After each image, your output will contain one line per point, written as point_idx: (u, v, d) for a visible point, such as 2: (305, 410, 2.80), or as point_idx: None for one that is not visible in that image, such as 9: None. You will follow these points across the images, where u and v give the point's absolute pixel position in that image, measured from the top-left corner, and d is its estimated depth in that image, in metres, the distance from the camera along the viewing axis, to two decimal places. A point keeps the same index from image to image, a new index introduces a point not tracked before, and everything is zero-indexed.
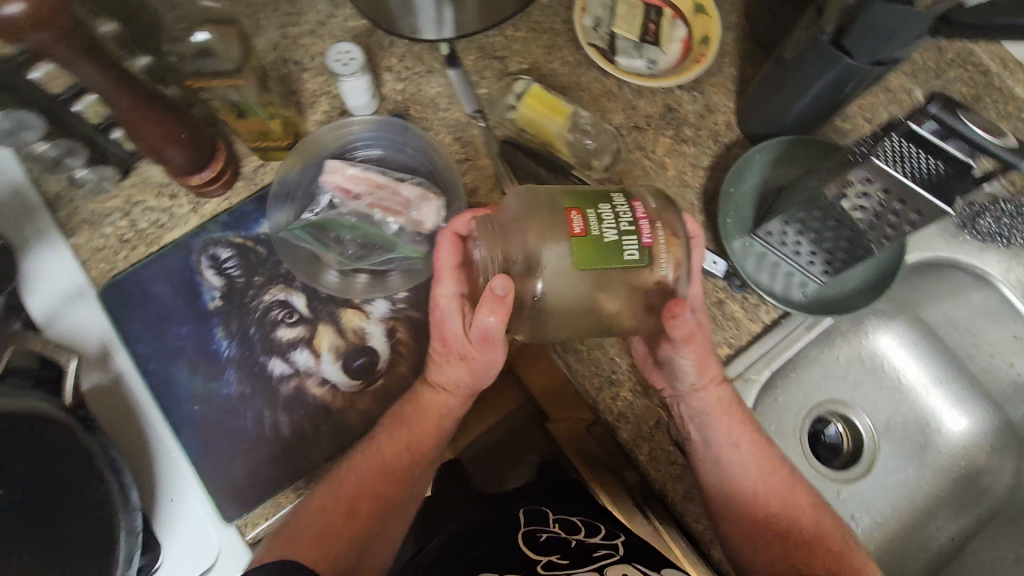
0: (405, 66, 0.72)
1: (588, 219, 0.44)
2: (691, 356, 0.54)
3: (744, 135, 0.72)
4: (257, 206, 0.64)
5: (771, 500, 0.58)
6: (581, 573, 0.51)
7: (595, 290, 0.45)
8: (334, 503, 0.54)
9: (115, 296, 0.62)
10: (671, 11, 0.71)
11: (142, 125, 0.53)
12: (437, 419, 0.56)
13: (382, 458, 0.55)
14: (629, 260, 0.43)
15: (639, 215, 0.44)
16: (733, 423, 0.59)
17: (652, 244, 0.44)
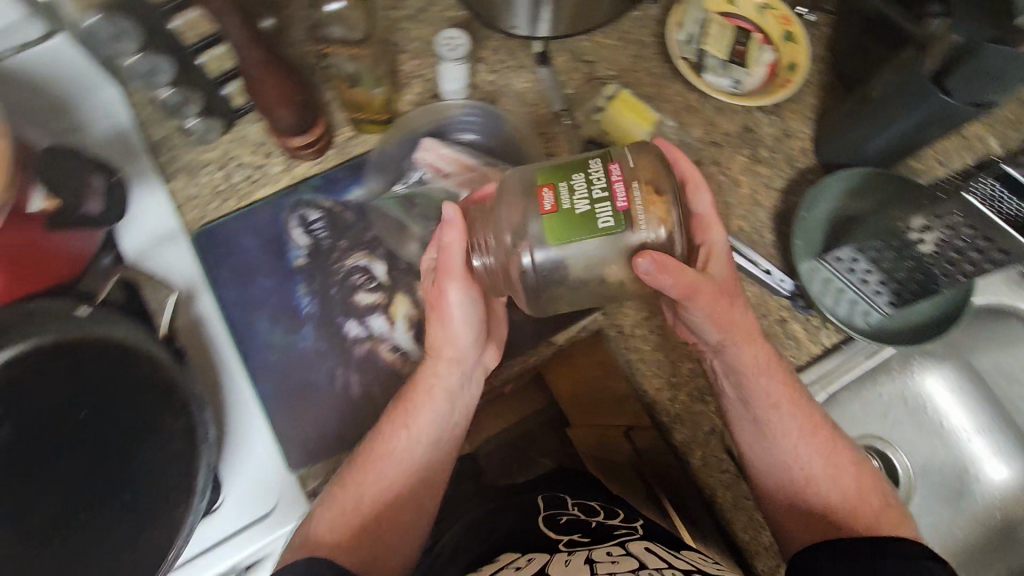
0: (498, 59, 0.74)
1: (559, 193, 0.46)
2: (705, 315, 0.55)
3: (818, 162, 0.74)
4: (349, 173, 0.66)
5: (812, 462, 0.60)
6: (604, 547, 0.55)
7: (575, 260, 0.46)
8: (347, 504, 0.56)
9: (207, 243, 0.65)
10: (760, 35, 0.74)
11: (263, 80, 0.57)
12: (430, 393, 0.58)
13: (391, 459, 0.57)
14: (604, 229, 0.45)
15: (613, 177, 0.46)
16: (772, 381, 0.60)
17: (628, 208, 0.45)
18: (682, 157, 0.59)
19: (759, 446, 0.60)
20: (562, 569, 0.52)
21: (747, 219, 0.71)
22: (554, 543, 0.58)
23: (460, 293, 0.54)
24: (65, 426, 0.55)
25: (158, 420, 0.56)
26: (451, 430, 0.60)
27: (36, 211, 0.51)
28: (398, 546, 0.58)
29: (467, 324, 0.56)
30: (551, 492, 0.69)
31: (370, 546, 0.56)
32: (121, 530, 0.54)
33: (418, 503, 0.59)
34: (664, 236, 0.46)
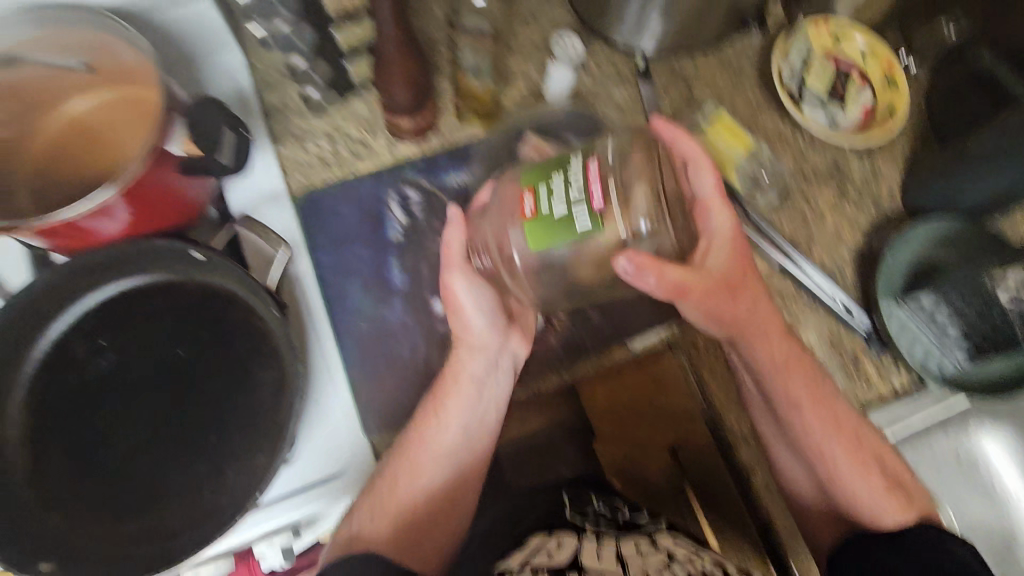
0: (600, 68, 0.76)
1: (539, 199, 0.47)
2: (696, 310, 0.58)
3: (905, 208, 0.74)
4: (449, 160, 0.70)
5: (839, 457, 0.62)
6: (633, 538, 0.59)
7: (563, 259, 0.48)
8: (387, 500, 0.60)
9: (308, 209, 0.67)
10: (860, 76, 0.75)
11: (396, 59, 0.59)
12: (457, 379, 0.62)
13: (426, 459, 0.61)
14: (582, 231, 0.45)
15: (589, 175, 0.45)
16: (798, 378, 0.62)
17: (603, 209, 0.45)
18: (682, 138, 0.58)
19: (780, 437, 0.65)
20: (596, 564, 0.54)
21: (831, 255, 0.72)
22: (581, 527, 0.60)
23: (463, 284, 0.61)
24: (163, 362, 0.58)
25: (250, 368, 0.59)
26: (484, 419, 0.64)
27: (172, 154, 0.54)
28: (448, 524, 0.63)
29: (478, 308, 0.62)
30: (577, 486, 0.68)
31: (410, 537, 0.60)
32: (201, 469, 0.57)
33: (451, 497, 0.63)
34: (643, 233, 0.48)
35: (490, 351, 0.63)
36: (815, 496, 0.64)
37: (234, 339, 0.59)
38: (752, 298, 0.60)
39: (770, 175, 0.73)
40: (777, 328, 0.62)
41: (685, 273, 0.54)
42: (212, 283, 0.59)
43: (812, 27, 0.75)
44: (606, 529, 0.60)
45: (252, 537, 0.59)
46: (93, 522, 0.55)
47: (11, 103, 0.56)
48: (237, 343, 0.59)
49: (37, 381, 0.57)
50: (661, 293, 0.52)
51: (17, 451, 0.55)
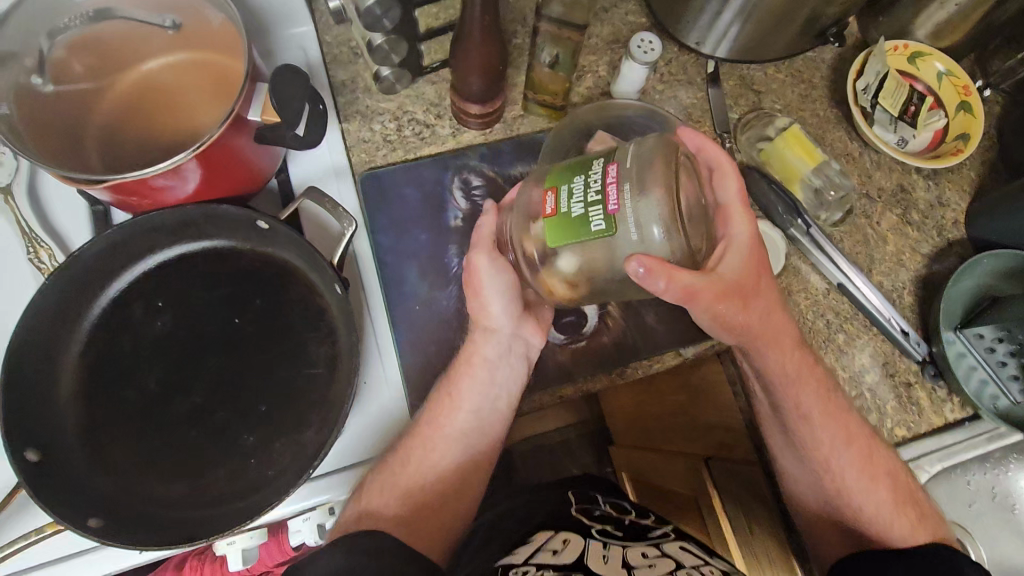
0: (670, 70, 0.75)
1: (558, 198, 0.45)
2: (707, 316, 0.54)
3: (968, 237, 0.73)
4: (514, 150, 0.69)
5: (845, 466, 0.62)
6: (638, 544, 0.54)
7: (578, 260, 0.46)
8: (397, 480, 0.57)
9: (372, 187, 0.67)
10: (933, 100, 0.73)
11: (476, 48, 0.57)
12: (471, 364, 0.59)
13: (438, 441, 0.58)
14: (595, 232, 0.43)
15: (608, 178, 0.43)
16: (805, 383, 0.61)
17: (618, 211, 0.42)
18: (709, 145, 0.56)
19: (793, 452, 0.64)
20: (602, 565, 0.49)
21: (889, 278, 0.71)
22: (586, 529, 0.57)
23: (488, 265, 0.56)
24: (215, 329, 0.58)
25: (305, 343, 0.58)
26: (496, 406, 0.60)
27: (250, 120, 0.54)
28: (455, 517, 0.58)
29: (499, 293, 0.58)
30: (583, 491, 0.68)
31: (421, 520, 0.56)
32: (248, 440, 0.56)
33: (458, 486, 0.59)
34: (660, 236, 0.43)
35: (506, 335, 0.60)
36: (812, 500, 0.64)
37: (268, 304, 0.59)
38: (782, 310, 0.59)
39: (836, 192, 0.72)
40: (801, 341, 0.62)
41: (697, 277, 0.47)
42: (252, 245, 0.59)
43: (890, 47, 0.73)
44: (612, 532, 0.56)
45: (288, 512, 0.58)
46: (140, 482, 0.54)
47: (93, 58, 0.56)
48: (271, 308, 0.59)
49: (94, 337, 0.57)
50: (671, 301, 0.46)
51: (72, 405, 0.56)
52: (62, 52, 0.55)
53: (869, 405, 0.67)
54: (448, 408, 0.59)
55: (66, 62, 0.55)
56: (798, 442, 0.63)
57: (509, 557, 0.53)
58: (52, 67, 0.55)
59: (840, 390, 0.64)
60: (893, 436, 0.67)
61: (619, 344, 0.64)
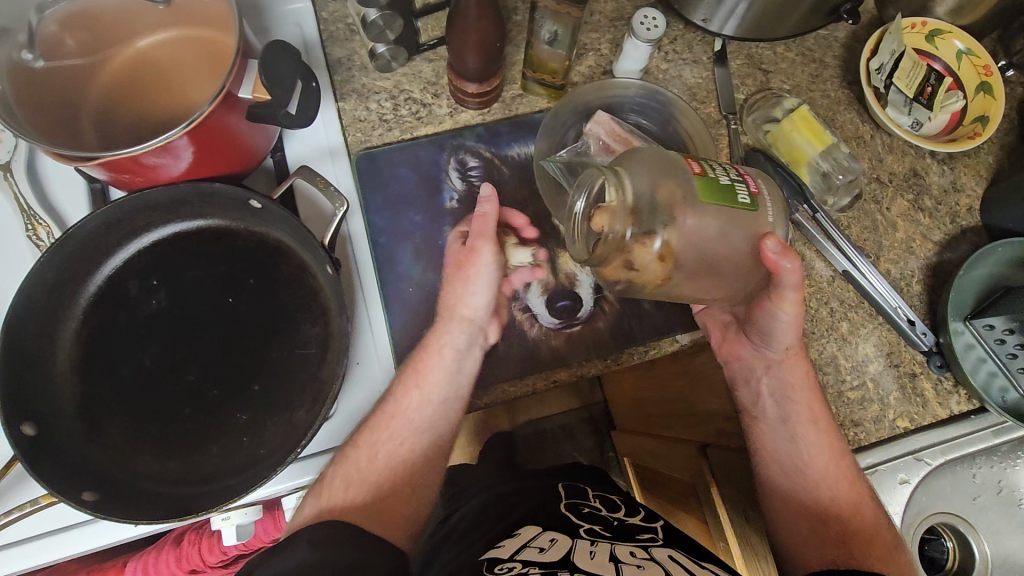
0: (675, 49, 0.73)
1: (704, 166, 0.48)
2: (791, 310, 0.56)
3: (981, 224, 0.70)
4: (511, 130, 0.68)
5: (817, 468, 0.61)
6: (624, 544, 0.54)
7: (714, 225, 0.47)
8: (358, 468, 0.55)
9: (367, 166, 0.66)
10: (952, 80, 0.70)
11: (472, 23, 0.56)
12: (439, 355, 0.58)
13: (398, 433, 0.57)
14: (745, 202, 0.47)
15: (741, 171, 0.50)
16: (811, 398, 0.62)
17: (758, 191, 0.49)
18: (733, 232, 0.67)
19: (776, 455, 0.62)
20: (587, 561, 0.49)
21: (897, 265, 0.69)
22: (573, 528, 0.57)
23: (490, 254, 0.58)
24: (209, 309, 0.58)
25: (297, 323, 0.58)
26: (455, 397, 0.58)
27: (241, 97, 0.53)
28: (409, 519, 0.56)
29: (489, 284, 0.59)
30: (573, 484, 0.71)
31: (393, 509, 0.55)
32: (241, 419, 0.56)
33: (428, 472, 0.58)
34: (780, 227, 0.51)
35: (475, 326, 0.59)
36: (795, 503, 0.61)
37: (255, 294, 0.59)
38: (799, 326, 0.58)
39: (845, 176, 0.69)
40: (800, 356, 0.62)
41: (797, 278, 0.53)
42: (244, 230, 0.59)
43: (906, 24, 0.69)
44: (600, 531, 0.56)
45: (280, 490, 0.59)
46: (135, 459, 0.55)
47: (85, 33, 0.55)
48: (258, 295, 0.59)
49: (91, 314, 0.58)
50: (786, 286, 0.52)
51: (69, 381, 0.56)
52: (54, 27, 0.54)
53: (871, 396, 0.66)
54: (423, 398, 0.57)
55: (58, 36, 0.54)
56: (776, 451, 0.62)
57: (494, 551, 0.54)
58: (44, 42, 0.54)
59: (828, 406, 0.63)
60: (894, 428, 0.65)
61: (615, 330, 0.64)
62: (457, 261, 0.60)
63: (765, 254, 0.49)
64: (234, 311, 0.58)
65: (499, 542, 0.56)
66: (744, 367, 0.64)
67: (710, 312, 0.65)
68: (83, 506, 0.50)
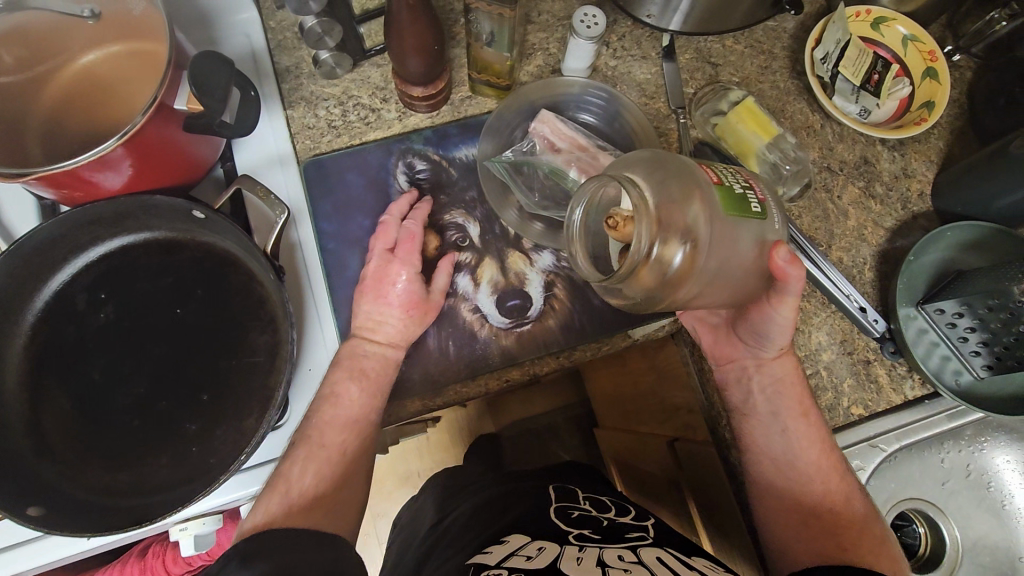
0: (623, 46, 0.73)
1: (718, 175, 0.49)
2: (789, 313, 0.56)
3: (934, 209, 0.70)
4: (459, 132, 0.68)
5: (803, 456, 0.60)
6: (614, 546, 0.55)
7: (730, 235, 0.48)
8: (292, 481, 0.52)
9: (315, 173, 0.66)
10: (898, 67, 0.70)
11: (409, 27, 0.56)
12: (378, 368, 0.58)
13: (336, 443, 0.55)
14: (756, 212, 0.49)
15: (745, 177, 0.51)
16: (796, 394, 0.61)
17: (764, 199, 0.50)
18: None
19: (762, 442, 0.61)
20: (574, 567, 0.50)
21: (849, 252, 0.69)
22: (562, 535, 0.57)
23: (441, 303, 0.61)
24: (160, 320, 0.58)
25: (246, 332, 0.58)
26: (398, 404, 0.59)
27: (177, 109, 0.53)
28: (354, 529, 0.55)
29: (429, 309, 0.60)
30: (563, 485, 0.71)
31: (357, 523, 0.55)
32: (190, 429, 0.57)
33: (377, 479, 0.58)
34: (783, 234, 0.53)
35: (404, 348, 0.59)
36: (777, 497, 0.60)
37: (210, 307, 0.59)
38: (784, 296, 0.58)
39: (793, 166, 0.70)
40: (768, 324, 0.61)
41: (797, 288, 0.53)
42: (193, 242, 0.60)
43: (850, 14, 0.70)
44: (590, 537, 0.56)
45: (237, 499, 0.59)
46: (84, 473, 0.55)
47: (22, 49, 0.55)
48: (212, 306, 0.59)
49: (39, 330, 0.58)
50: (793, 293, 0.53)
51: (18, 398, 0.57)
52: None
53: (824, 383, 0.66)
54: (368, 396, 0.57)
55: None
56: (760, 438, 0.62)
57: (480, 557, 0.54)
58: None
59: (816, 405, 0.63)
60: (849, 415, 0.66)
61: (567, 328, 0.64)
62: (375, 276, 0.60)
63: (776, 262, 0.50)
64: (187, 322, 0.58)
65: (485, 548, 0.56)
66: (737, 368, 0.63)
67: (697, 315, 0.65)
68: (28, 522, 0.50)
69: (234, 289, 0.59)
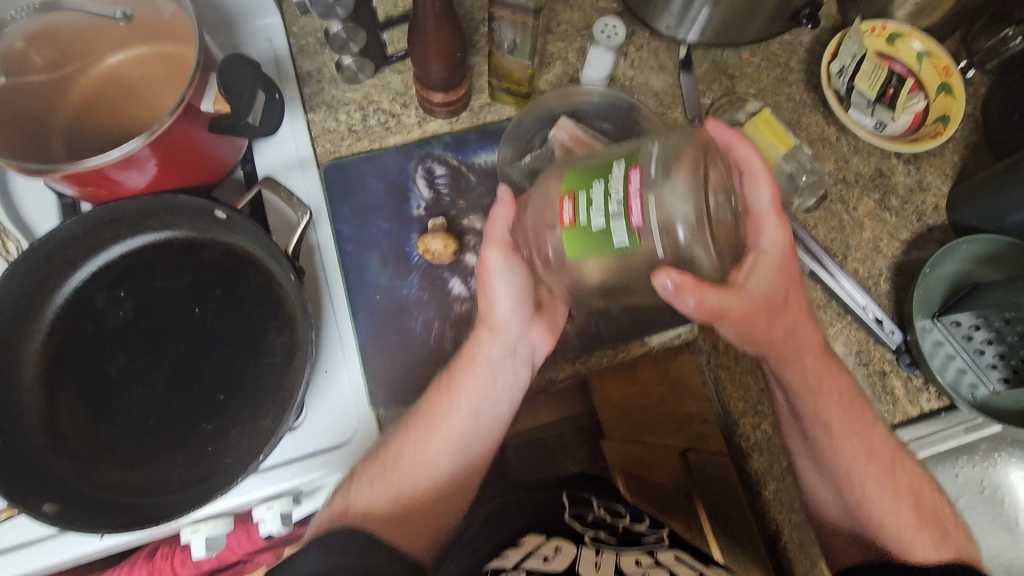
0: (640, 56, 0.74)
1: (577, 207, 0.44)
2: (733, 333, 0.54)
3: (949, 222, 0.70)
4: (479, 138, 0.69)
5: (859, 479, 0.61)
6: (630, 551, 0.56)
7: (595, 269, 0.47)
8: (385, 475, 0.59)
9: (335, 176, 0.67)
10: (912, 81, 0.71)
11: (433, 34, 0.56)
12: (472, 361, 0.61)
13: (429, 437, 0.60)
14: (618, 246, 0.42)
15: (630, 187, 0.41)
16: (839, 402, 0.60)
17: (642, 224, 0.41)
18: (738, 141, 0.52)
19: (814, 463, 0.62)
20: None
21: (865, 264, 0.69)
22: (578, 536, 0.57)
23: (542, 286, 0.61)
24: (178, 319, 0.58)
25: (266, 333, 0.58)
26: (494, 407, 0.62)
27: (203, 110, 0.53)
28: (441, 513, 0.61)
29: (511, 293, 0.59)
30: (577, 493, 0.67)
31: (418, 513, 0.60)
32: (207, 428, 0.57)
33: (467, 462, 0.62)
34: (690, 251, 0.44)
35: (512, 335, 0.60)
36: (832, 514, 0.62)
37: (231, 310, 0.59)
38: (785, 232, 0.54)
39: (808, 177, 0.70)
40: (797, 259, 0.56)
41: (728, 298, 0.49)
42: (216, 243, 0.60)
43: (867, 28, 0.70)
44: (606, 541, 0.57)
45: (251, 500, 0.59)
46: (100, 471, 0.55)
47: (51, 49, 0.56)
48: (232, 309, 0.59)
49: (58, 326, 0.58)
50: (700, 316, 0.47)
51: (35, 392, 0.57)
52: (21, 43, 0.55)
53: None
54: None
55: (25, 52, 0.55)
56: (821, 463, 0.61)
57: (498, 561, 0.54)
58: (11, 59, 0.55)
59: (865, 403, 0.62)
60: None
61: (584, 334, 0.64)
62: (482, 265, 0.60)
63: (659, 293, 0.44)
64: (206, 323, 0.58)
65: (502, 552, 0.57)
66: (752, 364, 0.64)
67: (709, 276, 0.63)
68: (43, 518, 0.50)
69: (269, 290, 0.59)
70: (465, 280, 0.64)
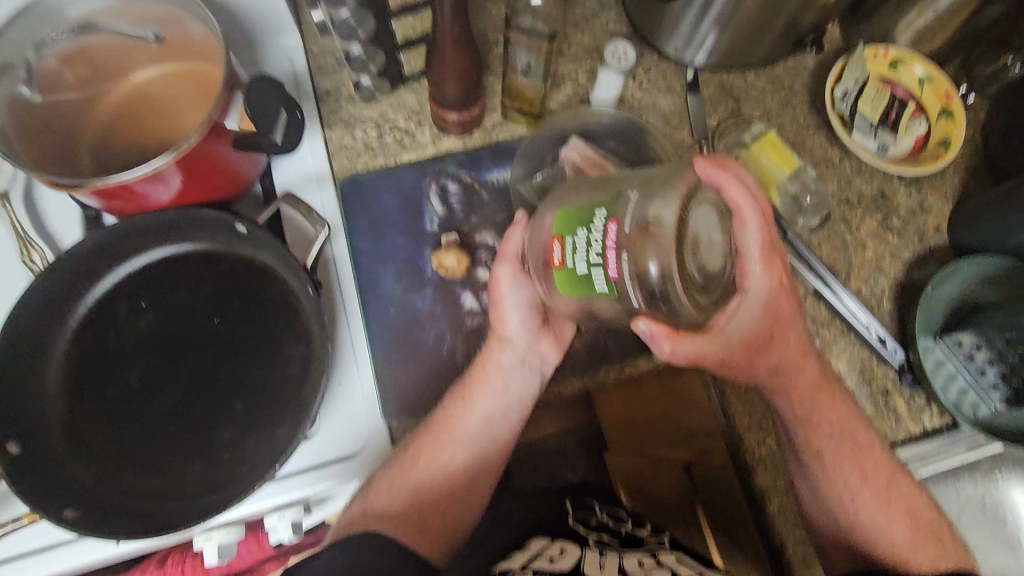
0: (648, 78, 0.76)
1: (565, 251, 0.46)
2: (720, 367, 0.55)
3: (950, 244, 0.72)
4: (491, 156, 0.70)
5: (860, 498, 0.62)
6: (631, 553, 0.57)
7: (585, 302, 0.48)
8: (404, 476, 0.61)
9: (351, 191, 0.69)
10: (914, 106, 0.73)
11: (450, 57, 0.58)
12: (485, 370, 0.63)
13: (445, 440, 0.62)
14: (600, 292, 0.44)
15: (608, 242, 0.42)
16: (840, 419, 0.62)
17: (618, 278, 0.42)
18: (722, 180, 0.48)
19: (810, 484, 0.63)
20: None
21: (868, 284, 0.71)
22: (583, 538, 0.59)
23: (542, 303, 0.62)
24: (196, 329, 0.60)
25: (282, 344, 0.60)
26: (506, 414, 0.64)
27: (228, 127, 0.56)
28: (454, 512, 0.63)
29: (519, 306, 0.62)
30: (580, 499, 0.69)
31: (431, 511, 0.62)
32: (224, 436, 0.58)
33: (478, 464, 0.64)
34: (673, 307, 0.43)
35: (522, 347, 0.63)
36: (823, 523, 0.64)
37: (249, 322, 0.60)
38: (774, 272, 0.51)
39: (812, 198, 0.72)
40: (788, 297, 0.55)
41: (706, 343, 0.50)
42: (234, 255, 0.61)
43: (869, 53, 0.73)
44: (609, 542, 0.59)
45: (264, 508, 0.60)
46: (120, 478, 0.56)
47: (83, 68, 0.59)
48: (250, 321, 0.60)
49: (80, 334, 0.59)
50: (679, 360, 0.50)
51: (57, 400, 0.58)
52: (54, 62, 0.57)
53: None
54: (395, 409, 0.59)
55: (57, 71, 0.58)
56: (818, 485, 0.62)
57: (504, 564, 0.56)
58: (44, 77, 0.57)
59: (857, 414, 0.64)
60: None
61: (593, 348, 0.66)
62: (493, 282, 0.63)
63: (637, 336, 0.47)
64: (224, 334, 0.60)
65: (509, 556, 0.58)
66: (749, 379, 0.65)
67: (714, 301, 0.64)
68: None
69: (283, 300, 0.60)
70: (476, 295, 0.66)
